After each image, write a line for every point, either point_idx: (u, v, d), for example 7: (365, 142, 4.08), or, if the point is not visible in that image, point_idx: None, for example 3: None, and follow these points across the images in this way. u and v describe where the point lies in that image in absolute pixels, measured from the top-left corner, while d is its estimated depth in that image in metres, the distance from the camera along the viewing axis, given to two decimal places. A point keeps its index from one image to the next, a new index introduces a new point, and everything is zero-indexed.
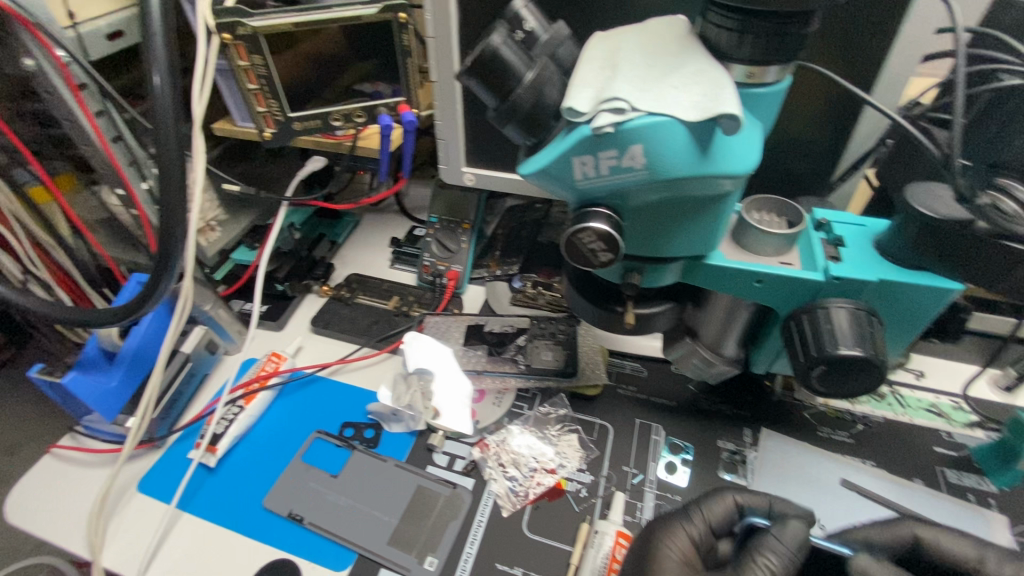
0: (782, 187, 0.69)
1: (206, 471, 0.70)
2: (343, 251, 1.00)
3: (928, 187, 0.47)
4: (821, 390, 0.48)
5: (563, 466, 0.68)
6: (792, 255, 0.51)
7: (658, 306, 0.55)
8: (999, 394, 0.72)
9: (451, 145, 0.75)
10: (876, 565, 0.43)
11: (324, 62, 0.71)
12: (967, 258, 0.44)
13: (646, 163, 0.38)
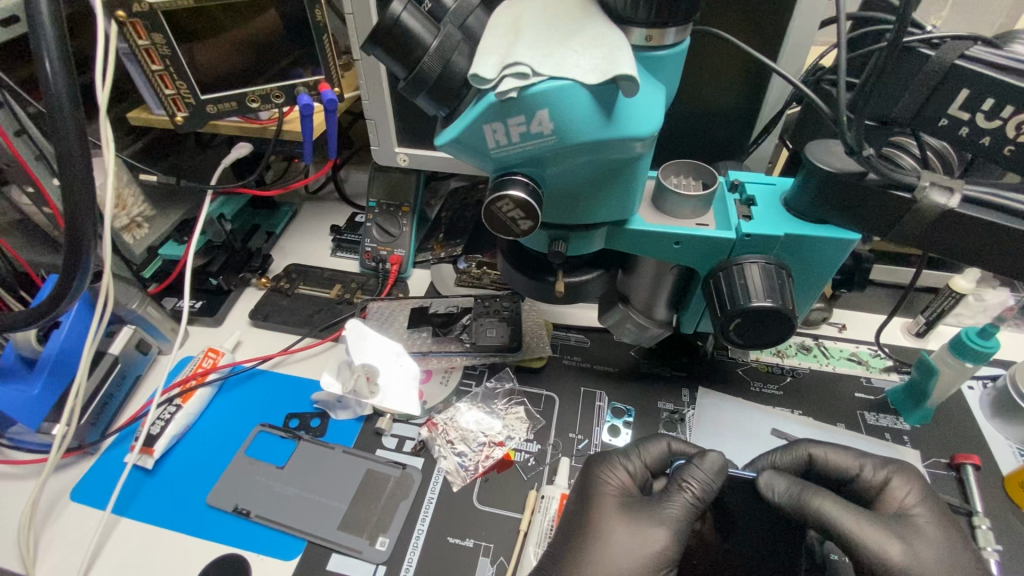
0: (705, 154, 0.72)
1: (144, 474, 0.68)
2: (282, 242, 0.97)
3: (824, 144, 0.50)
4: (740, 342, 0.50)
5: (511, 438, 0.69)
6: (708, 216, 0.53)
7: (588, 273, 0.57)
8: (910, 339, 0.77)
9: (381, 125, 0.74)
10: (779, 480, 0.51)
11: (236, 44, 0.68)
12: (862, 208, 0.47)
13: (554, 128, 0.39)
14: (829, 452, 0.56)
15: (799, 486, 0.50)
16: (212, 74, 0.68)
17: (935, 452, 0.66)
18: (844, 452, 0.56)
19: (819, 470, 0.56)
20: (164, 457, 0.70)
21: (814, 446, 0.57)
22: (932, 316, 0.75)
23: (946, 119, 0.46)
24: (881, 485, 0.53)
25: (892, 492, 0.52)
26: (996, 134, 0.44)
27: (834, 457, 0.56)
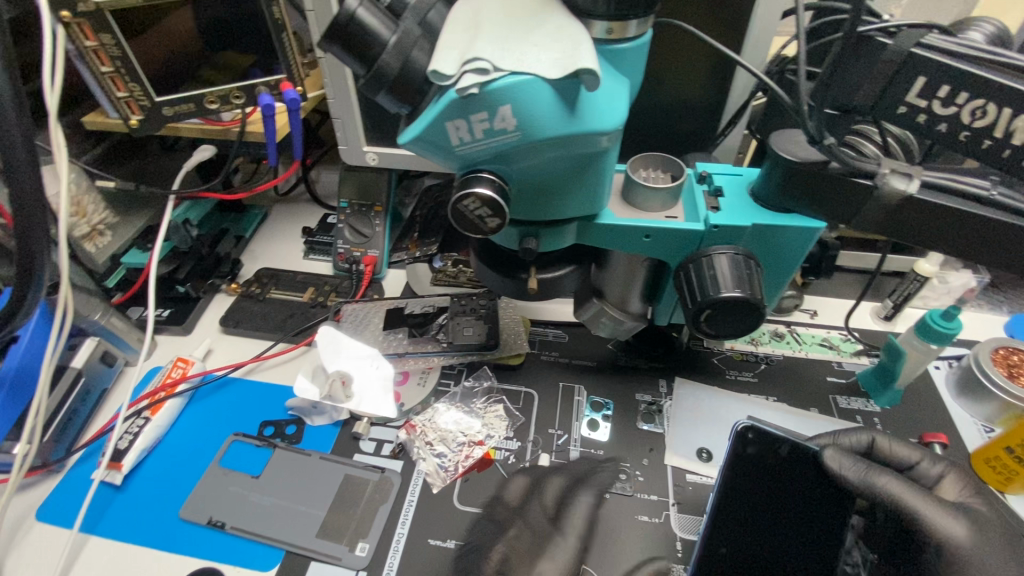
0: (674, 146, 0.72)
1: (113, 490, 0.66)
2: (252, 245, 0.95)
3: (787, 134, 0.50)
4: (711, 333, 0.51)
5: (491, 436, 0.69)
6: (677, 208, 0.53)
7: (560, 269, 0.56)
8: (879, 322, 0.79)
9: (349, 125, 0.73)
10: (850, 466, 0.50)
11: (191, 42, 0.67)
12: (825, 197, 0.47)
13: (518, 124, 0.38)
14: (893, 442, 0.56)
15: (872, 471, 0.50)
16: (165, 77, 0.67)
17: (905, 432, 0.68)
18: (905, 444, 0.56)
19: (877, 456, 0.56)
20: (134, 472, 0.68)
21: (876, 434, 0.57)
22: (899, 300, 0.76)
23: (905, 107, 0.46)
24: (936, 477, 0.54)
25: (948, 485, 0.53)
26: (951, 120, 0.45)
27: (895, 448, 0.56)
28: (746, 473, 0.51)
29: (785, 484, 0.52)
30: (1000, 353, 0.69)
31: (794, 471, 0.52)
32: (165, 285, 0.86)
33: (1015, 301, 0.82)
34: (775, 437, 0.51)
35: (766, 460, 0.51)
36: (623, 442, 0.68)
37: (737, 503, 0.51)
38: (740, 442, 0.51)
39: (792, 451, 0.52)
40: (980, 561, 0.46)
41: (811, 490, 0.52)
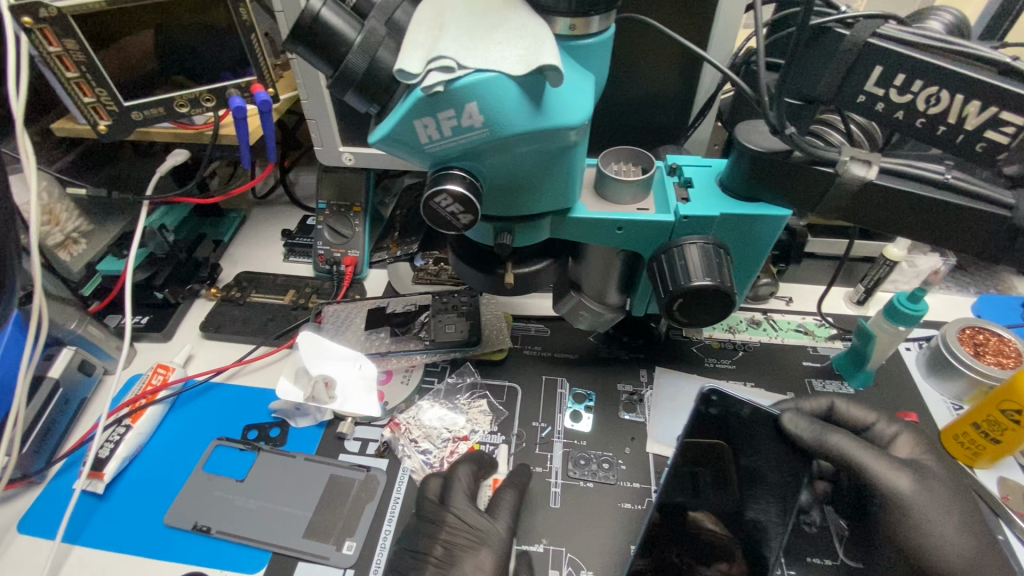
0: (647, 139, 0.73)
1: (95, 500, 0.66)
2: (231, 250, 0.94)
3: (752, 125, 0.51)
4: (684, 321, 0.52)
5: (475, 432, 0.70)
6: (648, 200, 0.54)
7: (537, 263, 0.57)
8: (852, 307, 0.81)
9: (324, 125, 0.73)
10: (804, 423, 0.55)
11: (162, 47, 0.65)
12: (790, 184, 0.49)
13: (485, 120, 0.39)
14: (849, 405, 0.61)
15: (822, 427, 0.55)
16: (135, 84, 0.66)
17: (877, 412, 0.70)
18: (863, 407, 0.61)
19: (836, 419, 0.61)
20: (116, 480, 0.67)
21: (836, 398, 0.61)
22: (870, 284, 0.78)
23: (864, 96, 0.47)
24: (892, 437, 0.58)
25: (901, 444, 0.57)
26: (908, 107, 0.46)
27: (853, 410, 0.61)
28: (710, 438, 0.55)
29: (743, 442, 0.56)
30: (966, 333, 0.72)
31: (755, 435, 0.56)
32: (142, 292, 0.85)
33: (981, 282, 0.84)
34: (739, 403, 0.54)
35: (728, 421, 0.55)
36: (605, 432, 0.69)
37: (698, 462, 0.55)
38: (704, 404, 0.54)
39: (750, 415, 0.55)
40: (919, 508, 0.51)
41: (764, 447, 0.56)
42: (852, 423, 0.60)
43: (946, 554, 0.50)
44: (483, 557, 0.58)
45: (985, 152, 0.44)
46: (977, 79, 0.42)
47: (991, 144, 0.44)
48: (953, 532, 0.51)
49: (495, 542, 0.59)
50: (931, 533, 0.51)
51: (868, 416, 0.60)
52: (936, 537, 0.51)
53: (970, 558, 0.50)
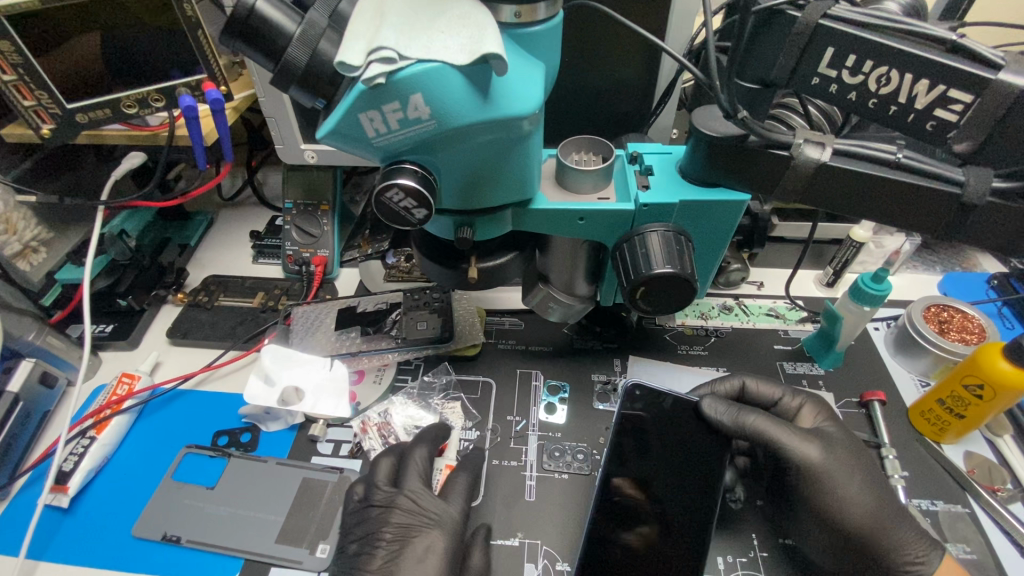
0: (613, 128, 0.73)
1: (61, 514, 0.64)
2: (198, 253, 0.92)
3: (709, 111, 0.51)
4: (648, 309, 0.52)
5: (449, 428, 0.69)
6: (609, 189, 0.54)
7: (503, 256, 0.56)
8: (822, 289, 0.82)
9: (284, 123, 0.71)
10: (717, 403, 0.58)
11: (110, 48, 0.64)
12: (748, 169, 0.49)
13: (431, 112, 0.38)
14: (759, 384, 0.64)
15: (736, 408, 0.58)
16: (74, 83, 0.63)
17: (847, 393, 0.71)
18: (773, 383, 0.64)
19: (748, 398, 0.64)
20: (82, 494, 0.66)
21: (746, 378, 0.65)
22: (839, 266, 0.79)
23: (817, 78, 0.46)
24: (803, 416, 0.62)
25: (805, 416, 0.62)
26: (860, 88, 0.45)
27: (761, 388, 0.64)
28: (630, 432, 0.58)
29: (669, 432, 0.58)
30: (931, 311, 0.73)
31: (676, 423, 0.59)
32: (105, 300, 0.83)
33: (947, 261, 0.86)
34: (657, 392, 0.58)
35: (650, 416, 0.58)
36: (579, 423, 0.69)
37: (624, 458, 0.57)
38: (629, 401, 0.58)
39: (672, 404, 0.59)
40: (830, 474, 0.55)
41: (691, 435, 0.58)
42: (763, 400, 0.64)
43: (854, 513, 0.54)
44: (433, 538, 0.57)
45: (934, 131, 0.44)
46: (924, 58, 0.41)
47: (941, 122, 0.43)
48: (857, 490, 0.55)
49: (449, 525, 0.58)
50: (837, 497, 0.55)
51: (784, 394, 0.64)
52: (844, 499, 0.55)
53: (873, 516, 0.54)
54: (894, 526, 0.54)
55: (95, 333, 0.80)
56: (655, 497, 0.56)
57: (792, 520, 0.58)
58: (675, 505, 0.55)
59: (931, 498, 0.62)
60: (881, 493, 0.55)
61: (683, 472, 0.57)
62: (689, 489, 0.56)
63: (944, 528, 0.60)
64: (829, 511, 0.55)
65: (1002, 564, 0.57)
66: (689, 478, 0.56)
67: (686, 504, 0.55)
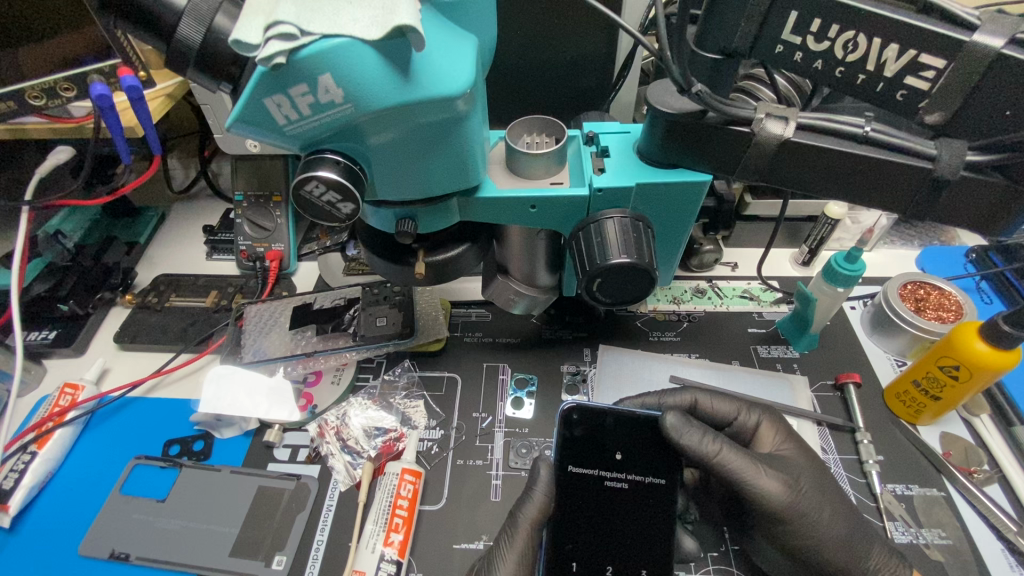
0: (575, 106, 0.69)
1: (3, 534, 0.61)
2: (148, 251, 0.87)
3: (665, 85, 0.47)
4: (607, 300, 0.49)
5: (412, 428, 0.66)
6: (563, 173, 0.50)
7: (454, 249, 0.52)
8: (797, 269, 0.79)
9: (220, 109, 0.66)
10: (680, 422, 0.55)
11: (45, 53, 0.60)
12: (707, 147, 0.45)
13: (345, 95, 0.34)
14: (714, 400, 0.62)
15: (701, 434, 0.54)
16: (3, 67, 0.59)
17: (821, 375, 0.69)
18: (731, 399, 0.62)
19: (701, 414, 0.62)
20: (25, 512, 0.62)
21: (699, 393, 0.62)
22: (814, 244, 0.77)
23: (781, 46, 0.41)
24: (772, 437, 0.59)
25: (763, 434, 0.60)
26: (826, 56, 0.41)
27: (717, 405, 0.62)
28: (586, 470, 0.56)
29: (628, 461, 0.56)
30: (908, 288, 0.70)
31: (638, 446, 0.56)
32: (46, 306, 0.77)
33: (925, 234, 0.83)
34: (601, 414, 0.57)
35: (596, 440, 0.57)
36: (547, 417, 0.67)
37: (579, 495, 0.55)
38: (568, 426, 0.57)
39: (626, 421, 0.57)
40: (794, 508, 0.53)
41: (650, 464, 0.56)
42: (719, 417, 0.61)
43: (820, 545, 0.53)
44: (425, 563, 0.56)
45: (905, 101, 0.40)
46: (894, 20, 0.37)
47: (913, 91, 0.40)
48: (826, 524, 0.53)
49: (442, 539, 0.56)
50: (804, 534, 0.53)
51: (733, 408, 0.61)
52: (810, 534, 0.53)
53: (845, 548, 0.53)
54: (863, 553, 0.52)
55: (37, 341, 0.74)
56: (615, 541, 0.53)
57: (751, 544, 0.56)
58: (636, 544, 0.53)
59: (906, 483, 0.60)
60: (852, 523, 0.54)
61: (644, 507, 0.54)
62: (650, 525, 0.53)
63: (919, 513, 0.58)
64: (797, 547, 0.53)
65: (977, 548, 0.56)
66: (642, 512, 0.54)
67: (649, 544, 0.53)
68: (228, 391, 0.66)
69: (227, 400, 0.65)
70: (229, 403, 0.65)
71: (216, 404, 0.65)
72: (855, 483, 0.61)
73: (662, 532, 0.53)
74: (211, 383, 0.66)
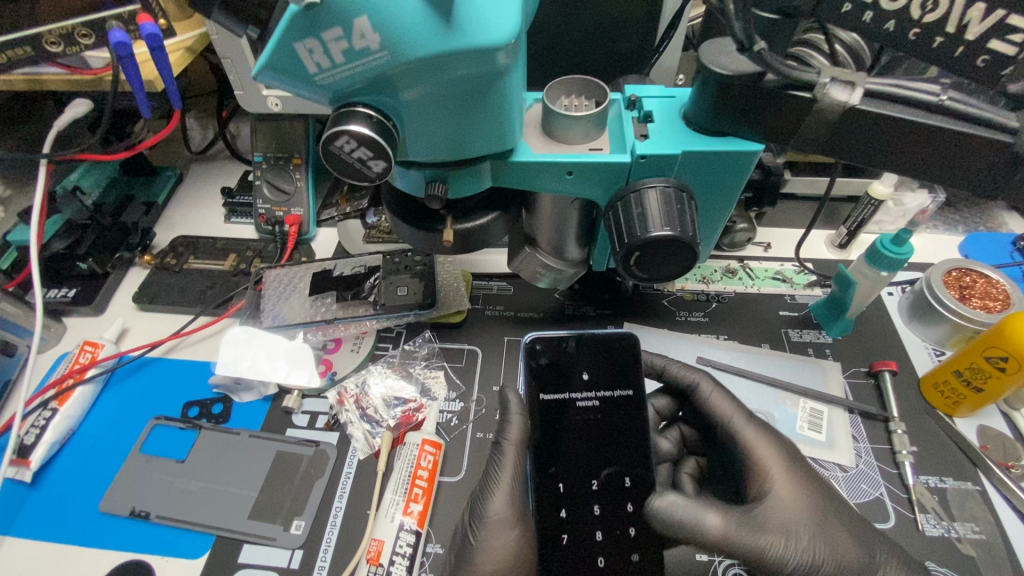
0: (612, 70, 0.65)
1: (25, 488, 0.61)
2: (166, 212, 0.86)
3: (721, 42, 0.43)
4: (644, 275, 0.47)
5: (432, 399, 0.65)
6: (603, 140, 0.47)
7: (483, 217, 0.50)
8: (833, 252, 0.76)
9: (240, 64, 0.63)
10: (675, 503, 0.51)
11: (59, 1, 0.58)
12: (763, 114, 0.42)
13: (382, 42, 0.32)
14: (713, 394, 0.59)
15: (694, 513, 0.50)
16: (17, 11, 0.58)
17: (855, 362, 0.66)
18: (729, 400, 0.59)
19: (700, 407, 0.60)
20: (47, 468, 0.63)
21: (702, 380, 0.60)
22: (852, 226, 0.73)
23: (849, 6, 0.38)
24: (773, 472, 0.54)
25: (758, 458, 0.55)
26: (901, 16, 0.37)
27: (716, 401, 0.59)
28: (558, 395, 0.55)
29: (595, 374, 0.56)
30: (952, 275, 0.67)
31: (606, 363, 0.56)
32: (64, 263, 0.77)
33: (970, 220, 0.79)
34: (561, 339, 0.57)
35: (561, 366, 0.56)
36: None
37: (554, 415, 0.55)
38: (532, 358, 0.56)
39: (591, 343, 0.57)
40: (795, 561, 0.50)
41: (616, 375, 0.56)
42: (713, 416, 0.59)
43: None
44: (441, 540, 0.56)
45: (987, 67, 0.37)
46: None
47: (996, 57, 0.36)
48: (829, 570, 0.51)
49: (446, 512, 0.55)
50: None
51: (726, 411, 0.58)
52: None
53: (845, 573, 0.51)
54: None
55: (56, 298, 0.74)
56: (597, 457, 0.53)
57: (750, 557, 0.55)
58: (615, 458, 0.53)
59: (939, 475, 0.58)
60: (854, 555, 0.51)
61: (616, 421, 0.54)
62: (626, 437, 0.53)
63: (953, 506, 0.57)
64: None
65: (1011, 543, 0.55)
66: (623, 437, 0.53)
67: (628, 455, 0.53)
68: (247, 354, 0.66)
69: (248, 363, 0.65)
70: (247, 364, 0.65)
71: (237, 366, 0.65)
72: (887, 474, 0.59)
73: (640, 438, 0.53)
74: (230, 343, 0.66)
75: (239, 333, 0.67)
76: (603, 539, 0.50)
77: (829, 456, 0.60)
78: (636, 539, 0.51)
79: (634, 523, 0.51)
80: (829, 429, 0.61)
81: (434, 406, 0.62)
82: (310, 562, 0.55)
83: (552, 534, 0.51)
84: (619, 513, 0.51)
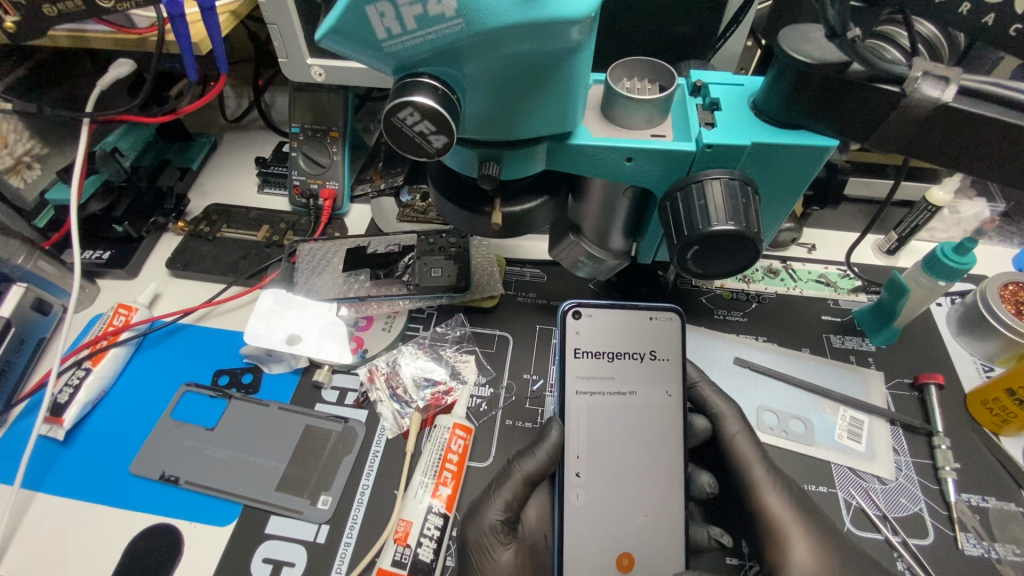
0: (668, 55, 0.62)
1: (57, 446, 0.62)
2: (200, 179, 0.85)
3: (801, 28, 0.41)
4: (698, 270, 0.45)
5: (462, 382, 0.65)
6: (665, 126, 0.45)
7: (533, 201, 0.48)
8: (880, 257, 0.73)
9: (286, 32, 0.62)
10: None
11: None
12: (842, 107, 0.40)
13: (459, 9, 0.31)
14: (739, 433, 0.58)
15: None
16: None
17: (899, 373, 0.64)
18: (753, 443, 0.58)
19: (722, 444, 0.58)
20: (79, 427, 0.63)
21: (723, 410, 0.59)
22: (904, 232, 0.70)
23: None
24: (792, 534, 0.53)
25: (773, 508, 0.54)
26: (1001, 9, 0.35)
27: (740, 442, 0.58)
28: (595, 373, 0.54)
29: (628, 347, 0.54)
30: (1009, 289, 0.63)
31: (644, 340, 0.55)
32: (101, 224, 0.76)
33: None
34: (602, 310, 0.55)
35: (602, 340, 0.54)
36: None
37: (583, 400, 0.53)
38: (573, 327, 0.54)
39: (629, 319, 0.55)
40: None
41: (659, 352, 0.54)
42: (734, 458, 0.57)
43: None
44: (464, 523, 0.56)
45: None
46: None
47: None
48: None
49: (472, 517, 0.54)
50: None
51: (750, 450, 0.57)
52: None
53: None
54: None
55: (91, 259, 0.74)
56: (627, 441, 0.52)
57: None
58: (650, 438, 0.52)
59: (982, 494, 0.57)
60: None
61: (639, 409, 0.53)
62: (665, 415, 0.53)
63: (995, 526, 0.55)
64: None
65: None
66: (659, 417, 0.53)
67: (662, 437, 0.53)
68: (288, 323, 0.66)
69: (286, 334, 0.65)
70: (282, 336, 0.65)
71: (275, 338, 0.65)
72: (927, 489, 0.57)
73: (675, 412, 0.53)
74: (264, 304, 0.67)
75: (268, 296, 0.67)
76: (629, 527, 0.50)
77: (869, 467, 0.58)
78: (671, 517, 0.51)
79: (665, 508, 0.51)
80: (868, 440, 0.60)
81: (465, 390, 0.61)
82: (335, 538, 0.55)
83: (580, 526, 0.50)
84: (646, 504, 0.51)
